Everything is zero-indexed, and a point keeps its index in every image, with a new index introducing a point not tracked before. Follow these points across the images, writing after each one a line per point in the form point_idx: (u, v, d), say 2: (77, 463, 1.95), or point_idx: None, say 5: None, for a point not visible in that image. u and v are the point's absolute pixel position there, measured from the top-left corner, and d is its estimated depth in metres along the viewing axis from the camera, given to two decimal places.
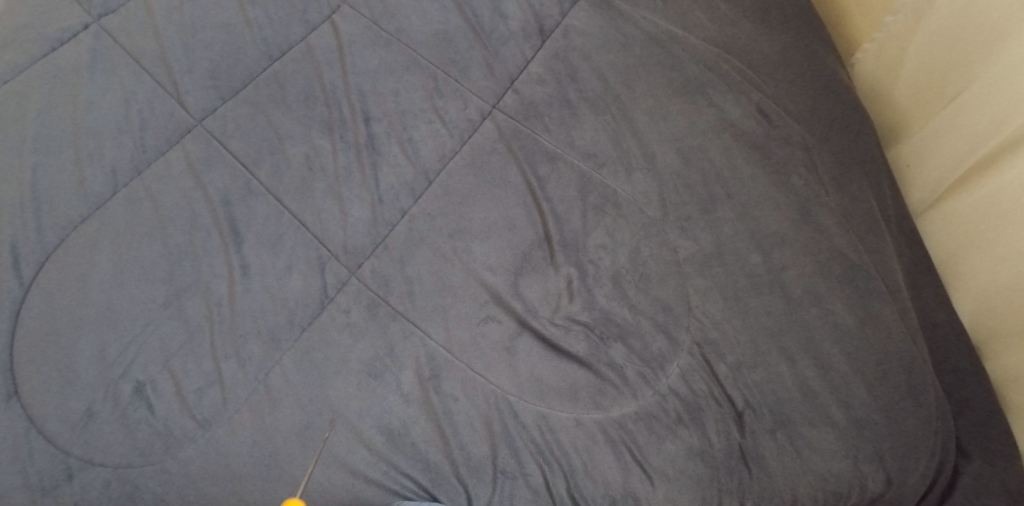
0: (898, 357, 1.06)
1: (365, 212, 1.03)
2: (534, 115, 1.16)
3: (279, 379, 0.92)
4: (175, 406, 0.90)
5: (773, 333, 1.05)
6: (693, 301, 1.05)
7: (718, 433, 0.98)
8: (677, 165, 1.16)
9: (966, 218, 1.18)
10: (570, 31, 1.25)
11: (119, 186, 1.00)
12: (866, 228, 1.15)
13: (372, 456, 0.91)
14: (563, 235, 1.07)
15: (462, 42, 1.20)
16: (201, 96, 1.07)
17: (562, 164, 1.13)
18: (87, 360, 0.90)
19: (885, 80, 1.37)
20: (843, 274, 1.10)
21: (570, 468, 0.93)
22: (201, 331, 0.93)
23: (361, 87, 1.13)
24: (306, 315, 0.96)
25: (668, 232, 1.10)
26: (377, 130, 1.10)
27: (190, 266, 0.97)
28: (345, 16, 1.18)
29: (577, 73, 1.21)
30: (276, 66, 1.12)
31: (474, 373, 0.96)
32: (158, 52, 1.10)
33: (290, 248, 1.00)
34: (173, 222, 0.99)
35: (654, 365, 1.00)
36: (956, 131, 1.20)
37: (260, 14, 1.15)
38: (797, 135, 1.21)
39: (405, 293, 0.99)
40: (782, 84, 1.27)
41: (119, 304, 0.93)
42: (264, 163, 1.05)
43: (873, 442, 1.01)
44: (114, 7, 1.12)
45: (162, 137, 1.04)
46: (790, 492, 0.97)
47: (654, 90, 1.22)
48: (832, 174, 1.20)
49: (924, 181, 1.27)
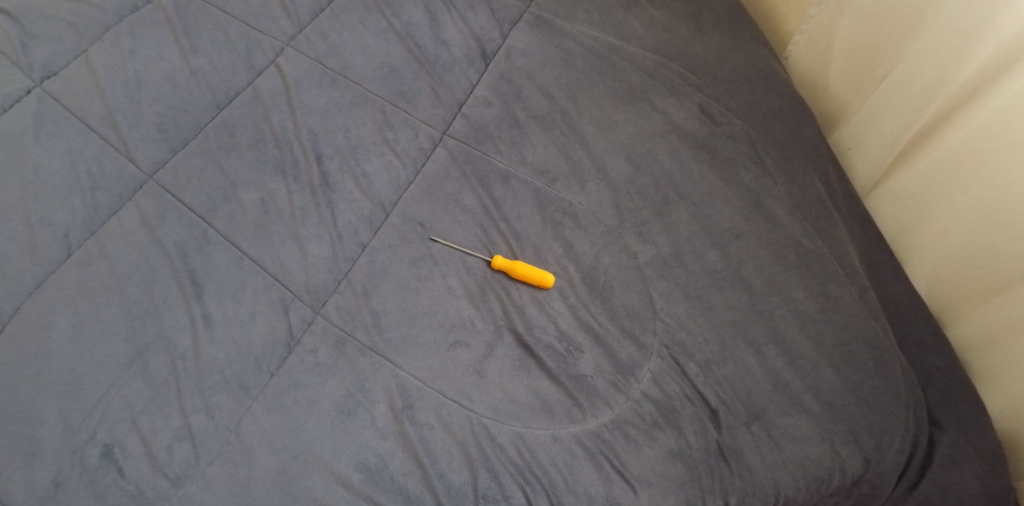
0: (862, 336, 1.08)
1: (325, 250, 1.03)
2: (484, 137, 1.17)
3: (251, 427, 0.91)
4: (144, 466, 0.88)
5: (738, 327, 1.07)
6: (657, 304, 1.07)
7: (695, 432, 0.99)
8: (629, 172, 1.18)
9: (910, 195, 1.22)
10: (513, 51, 1.27)
11: (72, 249, 0.99)
12: (818, 214, 1.18)
13: (351, 495, 0.89)
14: (523, 254, 1.09)
15: (407, 72, 1.21)
16: (150, 150, 1.07)
17: (517, 182, 1.14)
18: (53, 428, 0.89)
19: (818, 69, 1.41)
20: (800, 262, 1.13)
21: (551, 484, 0.93)
22: (168, 386, 0.92)
23: (311, 126, 1.13)
24: (274, 360, 0.95)
25: (626, 238, 1.12)
26: (330, 168, 1.10)
27: (151, 322, 0.96)
28: (288, 58, 1.18)
29: (523, 91, 1.23)
30: (223, 114, 1.12)
31: (447, 399, 0.96)
32: (103, 110, 1.09)
33: (252, 294, 0.99)
34: (131, 280, 0.98)
35: (625, 371, 1.01)
36: (888, 111, 1.24)
37: (204, 64, 1.15)
38: (741, 132, 1.25)
39: (372, 327, 0.99)
40: (722, 84, 1.30)
41: (82, 368, 0.92)
42: (219, 211, 1.04)
43: (847, 424, 1.03)
44: (56, 70, 1.11)
45: (113, 195, 1.03)
46: (772, 483, 0.98)
47: (600, 101, 1.24)
48: (780, 165, 1.23)
49: (865, 164, 1.30)
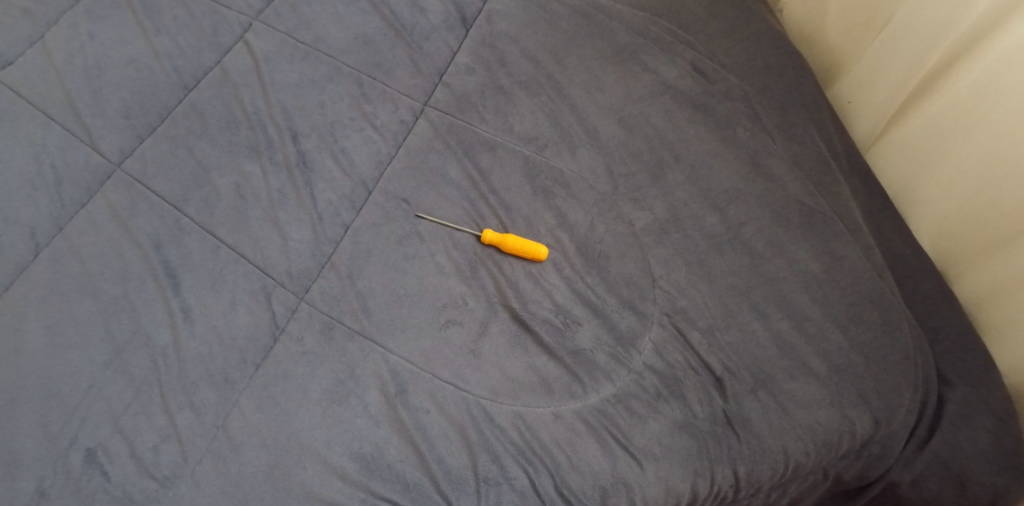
0: (869, 295, 1.05)
1: (306, 233, 0.99)
2: (467, 106, 1.12)
3: (239, 422, 0.87)
4: (130, 468, 0.84)
5: (741, 292, 1.03)
6: (656, 272, 1.03)
7: (701, 402, 0.96)
8: (621, 135, 1.13)
9: (913, 146, 1.17)
10: (494, 15, 1.21)
11: (40, 246, 0.94)
12: (817, 171, 1.14)
13: (348, 485, 0.86)
14: (514, 226, 1.04)
15: (383, 42, 1.15)
16: (117, 138, 1.01)
17: (503, 152, 1.09)
18: (31, 436, 0.84)
19: (816, 22, 1.36)
20: (802, 221, 1.09)
21: (555, 464, 0.90)
22: (150, 385, 0.88)
23: (284, 104, 1.08)
24: (259, 351, 0.91)
25: (621, 204, 1.07)
26: (307, 146, 1.05)
27: (128, 319, 0.91)
28: (257, 33, 1.12)
29: (507, 57, 1.18)
30: (192, 95, 1.06)
31: (442, 381, 0.92)
32: (64, 98, 1.03)
33: (232, 283, 0.95)
34: (104, 275, 0.93)
35: (626, 343, 0.98)
36: (889, 61, 1.19)
37: (168, 44, 1.09)
38: (735, 88, 1.20)
39: (360, 311, 0.95)
40: (715, 39, 1.25)
41: (58, 371, 0.87)
42: (193, 198, 0.99)
43: (855, 385, 0.99)
44: (11, 59, 1.05)
45: (79, 187, 0.97)
46: (781, 450, 0.95)
47: (588, 63, 1.19)
48: (777, 122, 1.18)
49: (866, 116, 1.26)
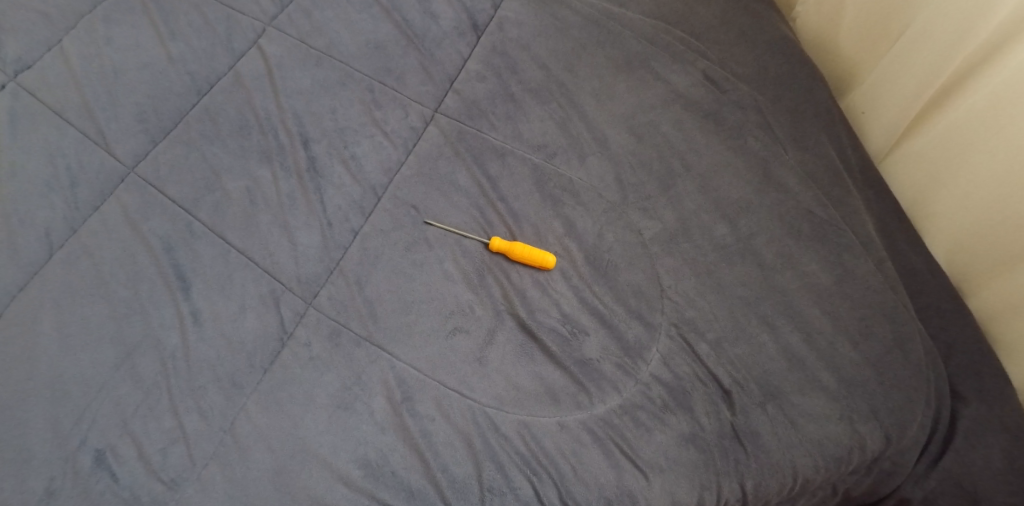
0: (880, 308, 1.04)
1: (315, 238, 0.99)
2: (477, 113, 1.12)
3: (246, 426, 0.87)
4: (138, 470, 0.85)
5: (750, 304, 1.03)
6: (665, 282, 1.02)
7: (708, 414, 0.95)
8: (631, 143, 1.13)
9: (927, 158, 1.16)
10: (505, 22, 1.21)
11: (54, 248, 0.95)
12: (829, 182, 1.14)
13: (352, 492, 0.86)
14: (522, 234, 1.04)
15: (395, 48, 1.15)
16: (131, 142, 1.02)
17: (513, 159, 1.09)
18: (42, 436, 0.85)
19: (829, 31, 1.35)
20: (813, 233, 1.08)
21: (560, 474, 0.89)
22: (160, 388, 0.89)
23: (296, 109, 1.08)
24: (267, 356, 0.91)
25: (630, 213, 1.07)
26: (318, 152, 1.06)
27: (139, 322, 0.92)
28: (270, 38, 1.13)
29: (518, 64, 1.18)
30: (205, 100, 1.07)
31: (448, 389, 0.92)
32: (80, 102, 1.04)
33: (241, 288, 0.95)
34: (116, 277, 0.94)
35: (633, 353, 0.97)
36: (904, 72, 1.18)
37: (183, 49, 1.10)
38: (747, 97, 1.19)
39: (367, 317, 0.95)
40: (727, 47, 1.24)
41: (70, 372, 0.88)
42: (204, 203, 1.00)
43: (866, 400, 0.98)
44: (30, 63, 1.06)
45: (93, 190, 0.98)
46: (790, 464, 0.94)
47: (599, 71, 1.19)
48: (789, 132, 1.17)
49: (880, 127, 1.24)
